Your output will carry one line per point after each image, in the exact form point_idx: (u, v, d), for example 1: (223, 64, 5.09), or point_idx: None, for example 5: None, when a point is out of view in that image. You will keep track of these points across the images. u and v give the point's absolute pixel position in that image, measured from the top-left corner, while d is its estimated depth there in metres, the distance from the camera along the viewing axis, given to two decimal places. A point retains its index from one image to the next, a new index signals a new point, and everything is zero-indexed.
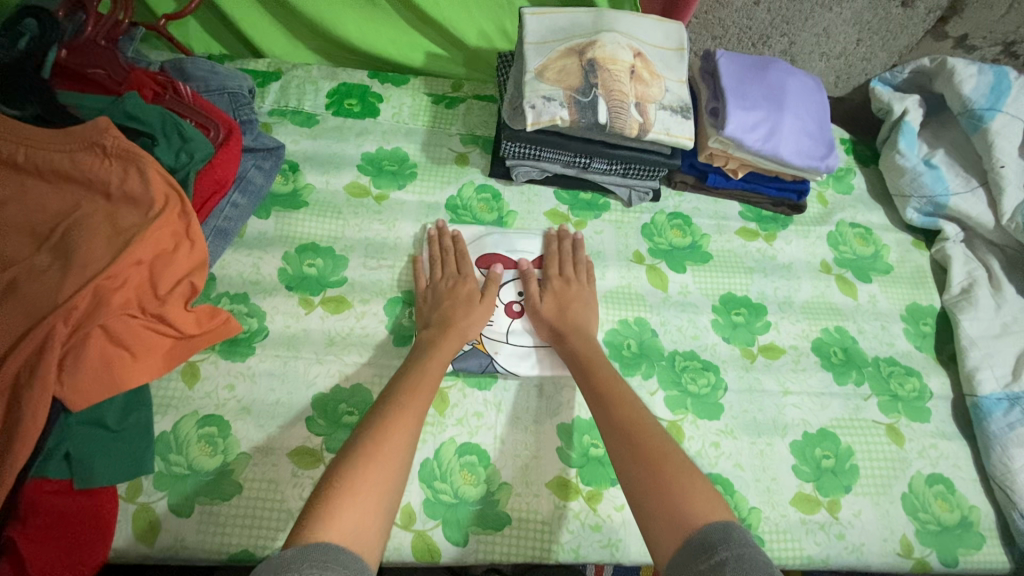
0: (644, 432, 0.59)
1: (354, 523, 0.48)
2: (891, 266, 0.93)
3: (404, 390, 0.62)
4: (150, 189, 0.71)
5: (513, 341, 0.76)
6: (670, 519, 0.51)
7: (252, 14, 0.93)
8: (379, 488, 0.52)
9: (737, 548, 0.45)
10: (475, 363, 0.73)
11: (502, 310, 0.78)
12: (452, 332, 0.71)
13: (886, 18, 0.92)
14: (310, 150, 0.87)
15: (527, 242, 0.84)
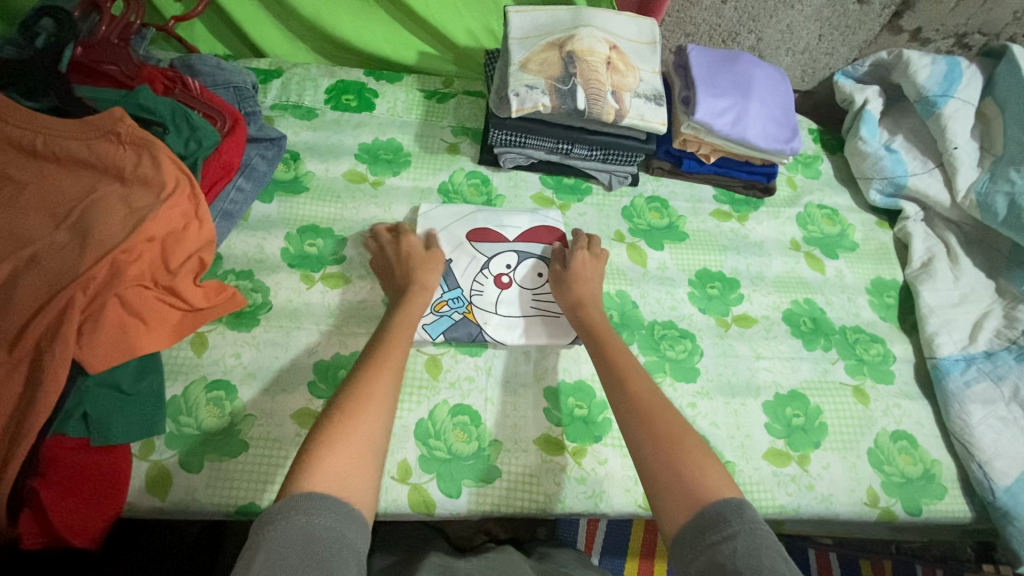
0: (661, 411, 0.60)
1: (342, 476, 0.51)
2: (857, 244, 0.99)
3: (380, 350, 0.65)
4: (161, 173, 0.76)
5: (502, 312, 0.81)
6: (685, 493, 0.53)
7: (255, 17, 1.00)
8: (366, 439, 0.55)
9: (749, 524, 0.48)
10: (464, 332, 0.78)
11: (492, 282, 0.83)
12: (422, 295, 0.74)
13: (843, 15, 0.99)
14: (310, 140, 0.93)
15: (514, 218, 0.88)
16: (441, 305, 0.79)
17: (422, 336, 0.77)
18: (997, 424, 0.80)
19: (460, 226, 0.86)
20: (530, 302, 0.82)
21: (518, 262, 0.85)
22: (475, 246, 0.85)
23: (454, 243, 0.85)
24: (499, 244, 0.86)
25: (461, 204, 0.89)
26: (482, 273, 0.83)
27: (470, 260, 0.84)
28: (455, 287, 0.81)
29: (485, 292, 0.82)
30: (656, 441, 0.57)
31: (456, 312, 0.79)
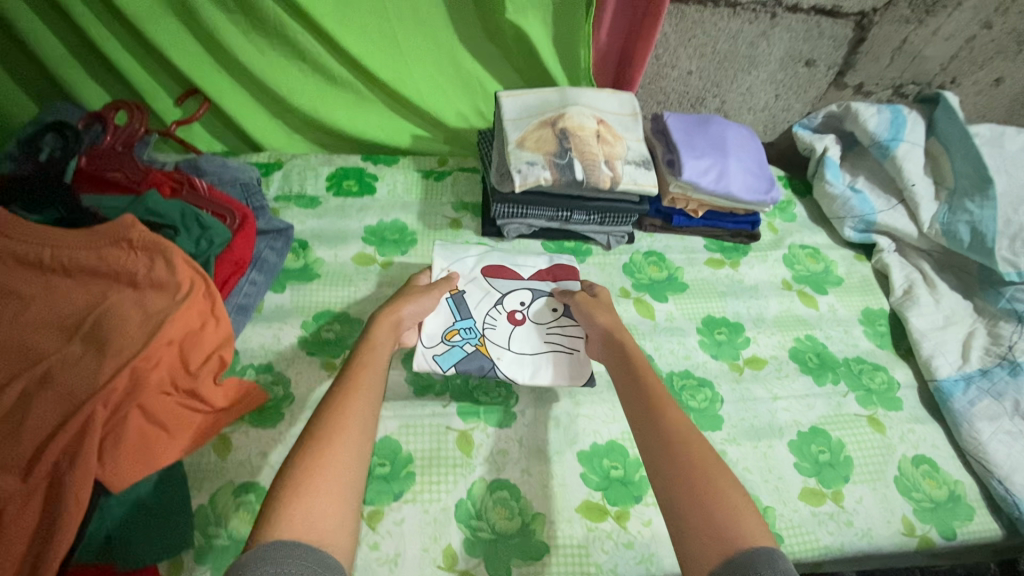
0: (697, 441, 0.59)
1: (313, 518, 0.49)
2: (842, 278, 1.05)
3: (346, 380, 0.62)
4: (176, 275, 0.76)
5: (514, 348, 0.82)
6: (718, 538, 0.50)
7: (251, 114, 1.03)
8: (338, 478, 0.52)
9: (782, 574, 0.45)
10: (476, 365, 0.79)
11: (505, 317, 0.85)
12: (385, 323, 0.73)
13: (795, 77, 1.10)
14: (316, 228, 0.95)
15: (529, 258, 0.92)
16: (452, 335, 0.81)
17: (432, 366, 0.78)
18: (1007, 438, 0.83)
19: (476, 261, 0.90)
20: (543, 338, 0.83)
21: (532, 300, 0.87)
22: (490, 282, 0.88)
23: (467, 276, 0.88)
24: (514, 282, 0.88)
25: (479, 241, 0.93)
26: (496, 308, 0.86)
27: (483, 294, 0.87)
28: (468, 318, 0.84)
29: (498, 327, 0.84)
30: (691, 478, 0.55)
31: (467, 343, 0.81)
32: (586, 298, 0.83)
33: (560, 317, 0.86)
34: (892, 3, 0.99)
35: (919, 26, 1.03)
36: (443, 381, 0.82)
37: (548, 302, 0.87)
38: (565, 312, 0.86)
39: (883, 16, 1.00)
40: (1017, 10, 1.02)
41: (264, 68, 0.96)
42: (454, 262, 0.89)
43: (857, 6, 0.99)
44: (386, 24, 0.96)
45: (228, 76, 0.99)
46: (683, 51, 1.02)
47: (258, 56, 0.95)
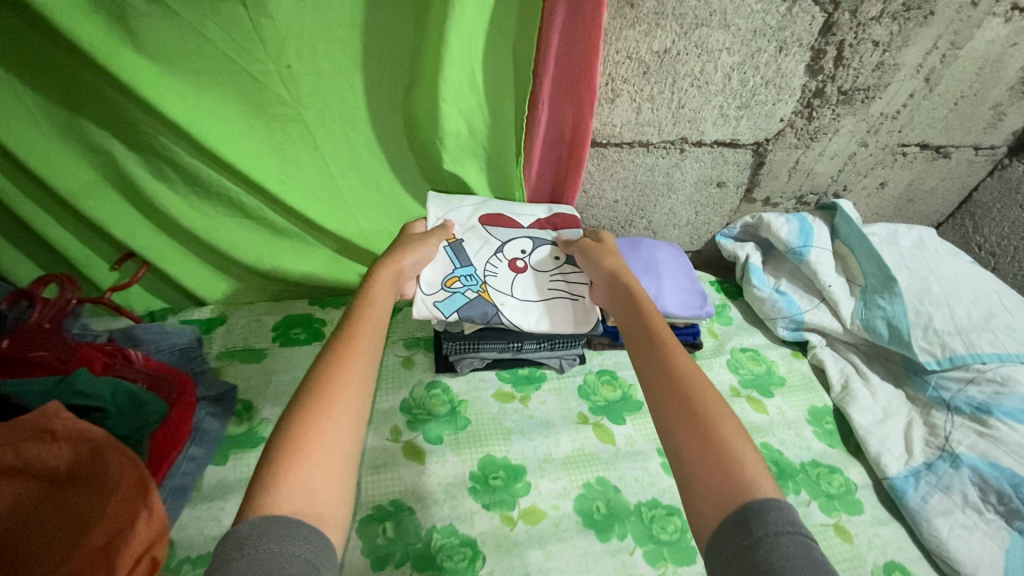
0: (697, 387, 0.64)
1: (315, 485, 0.54)
2: (784, 378, 1.11)
3: (345, 343, 0.67)
4: (106, 466, 0.72)
5: (516, 294, 0.94)
6: (721, 489, 0.55)
7: (191, 269, 1.01)
8: (336, 444, 0.57)
9: (772, 527, 0.49)
10: (478, 310, 0.89)
11: (505, 265, 0.96)
12: (382, 287, 0.78)
13: (709, 197, 1.21)
14: (262, 385, 0.92)
15: (526, 210, 1.03)
16: (453, 282, 0.91)
17: (438, 312, 0.87)
18: (965, 533, 0.85)
19: (475, 212, 0.99)
20: (547, 284, 0.95)
21: (531, 248, 0.98)
22: (487, 231, 0.98)
23: (469, 227, 0.97)
24: (510, 231, 0.99)
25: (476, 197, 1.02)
26: (497, 257, 0.97)
27: (483, 242, 0.97)
28: (469, 267, 0.94)
29: (497, 274, 0.94)
30: (692, 420, 0.61)
31: (470, 290, 0.91)
32: (592, 245, 0.93)
33: (560, 265, 0.98)
34: (780, 134, 1.12)
35: (807, 149, 1.16)
36: (404, 546, 0.76)
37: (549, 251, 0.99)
38: (566, 260, 0.98)
39: (775, 145, 1.14)
40: (886, 130, 1.16)
41: (207, 227, 0.96)
42: (450, 212, 0.97)
43: (752, 138, 1.12)
44: (330, 180, 0.98)
45: (166, 238, 0.97)
46: (608, 183, 1.12)
47: (200, 219, 0.95)
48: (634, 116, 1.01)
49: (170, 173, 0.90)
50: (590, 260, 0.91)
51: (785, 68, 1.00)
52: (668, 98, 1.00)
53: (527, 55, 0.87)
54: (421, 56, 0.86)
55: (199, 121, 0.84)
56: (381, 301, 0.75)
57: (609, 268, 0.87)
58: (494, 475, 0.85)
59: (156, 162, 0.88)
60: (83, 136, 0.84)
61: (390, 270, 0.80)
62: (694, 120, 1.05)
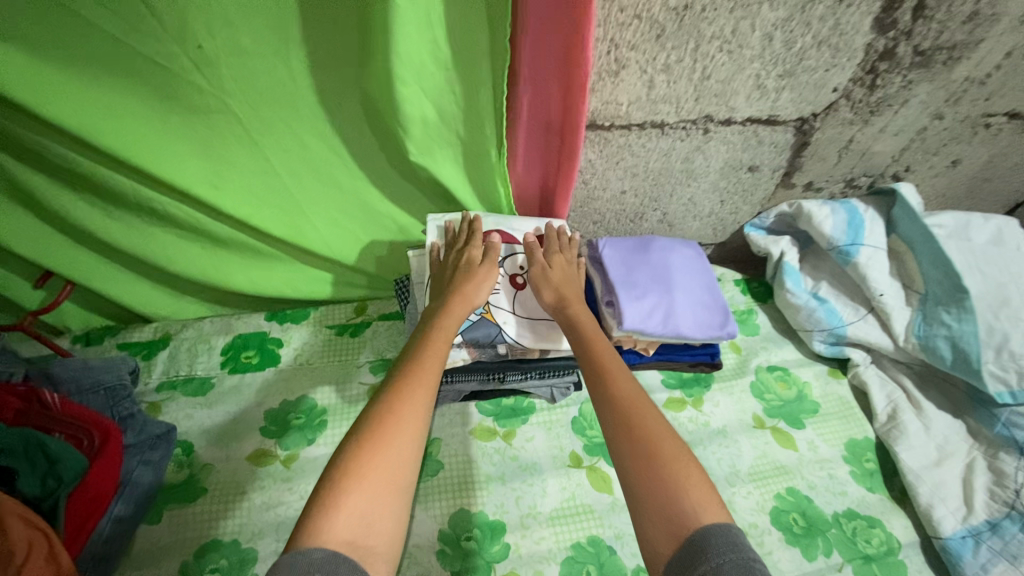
0: (643, 411, 0.62)
1: (372, 511, 0.52)
2: (818, 403, 0.94)
3: (416, 364, 0.65)
4: (7, 539, 0.59)
5: (518, 311, 0.81)
6: (667, 520, 0.53)
7: (125, 285, 0.89)
8: (398, 468, 0.55)
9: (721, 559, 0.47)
10: (484, 333, 0.78)
11: (506, 282, 0.83)
12: (458, 306, 0.74)
13: (738, 183, 1.01)
14: (206, 422, 0.81)
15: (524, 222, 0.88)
16: None
17: None
18: None
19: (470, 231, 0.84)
20: None
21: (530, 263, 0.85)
22: None
23: None
24: (510, 245, 0.85)
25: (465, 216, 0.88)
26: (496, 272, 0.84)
27: None
28: None
29: (504, 293, 0.81)
30: (639, 447, 0.59)
31: (474, 312, 0.78)
32: (541, 267, 0.80)
33: None
34: (833, 108, 0.90)
35: (864, 125, 0.94)
36: None
37: None
38: None
39: (824, 120, 0.92)
40: (969, 99, 0.92)
41: (134, 239, 0.83)
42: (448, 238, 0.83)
43: (795, 113, 0.90)
44: (273, 178, 0.82)
45: (92, 252, 0.84)
46: (613, 173, 0.93)
47: (124, 233, 0.82)
48: (644, 92, 0.81)
49: (76, 182, 0.76)
50: (538, 286, 0.79)
51: (844, 23, 0.78)
52: (688, 67, 0.79)
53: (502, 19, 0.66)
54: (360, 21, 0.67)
55: (99, 128, 0.70)
56: (454, 323, 0.72)
57: (553, 296, 0.78)
58: (466, 535, 0.74)
59: (59, 173, 0.75)
60: None
61: (461, 286, 0.76)
62: (721, 94, 0.84)
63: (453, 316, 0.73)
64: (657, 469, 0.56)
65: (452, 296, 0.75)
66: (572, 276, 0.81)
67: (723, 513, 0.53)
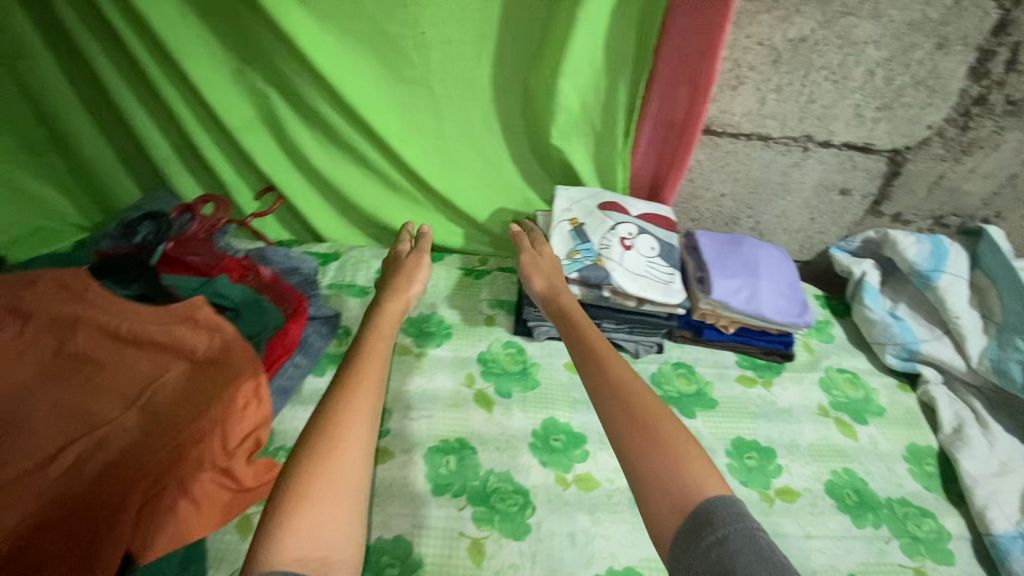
0: (648, 394, 0.62)
1: (325, 523, 0.54)
2: (884, 408, 1.01)
3: (354, 365, 0.65)
4: (232, 357, 0.86)
5: (624, 266, 0.92)
6: (673, 494, 0.54)
7: (315, 209, 1.14)
8: (348, 480, 0.56)
9: (728, 527, 0.49)
10: (594, 275, 0.90)
11: (617, 242, 0.95)
12: (394, 306, 0.80)
13: (829, 204, 1.13)
14: (361, 316, 1.03)
15: (638, 201, 1.03)
16: (573, 253, 0.93)
17: (559, 273, 0.90)
18: None
19: (591, 200, 1.01)
20: (646, 266, 0.94)
21: (638, 232, 0.97)
22: (605, 213, 0.98)
23: (586, 211, 0.99)
24: (624, 215, 0.98)
25: (588, 188, 1.05)
26: (610, 233, 0.95)
27: (599, 221, 0.97)
28: (586, 241, 0.95)
29: (615, 249, 0.94)
30: (637, 427, 0.59)
31: (587, 259, 0.92)
32: (530, 254, 0.92)
33: (654, 257, 0.96)
34: (925, 143, 1.02)
35: (955, 163, 1.04)
36: (463, 481, 0.82)
37: (648, 239, 0.97)
38: (660, 254, 0.96)
39: (916, 154, 1.03)
40: None
41: (333, 171, 1.08)
42: (572, 203, 1.00)
43: (889, 144, 1.02)
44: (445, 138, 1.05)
45: (302, 177, 1.10)
46: (717, 175, 1.08)
47: (329, 166, 1.08)
48: (756, 106, 0.97)
49: (311, 120, 1.02)
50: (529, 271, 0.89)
51: (941, 68, 0.91)
52: (797, 91, 0.95)
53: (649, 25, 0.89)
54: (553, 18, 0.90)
55: (343, 77, 0.95)
56: (390, 325, 0.75)
57: (540, 290, 0.86)
58: (554, 436, 0.89)
59: (302, 110, 1.01)
60: (249, 82, 0.97)
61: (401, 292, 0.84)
62: (823, 117, 0.98)
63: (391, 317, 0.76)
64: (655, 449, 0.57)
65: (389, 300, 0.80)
66: (556, 271, 0.88)
67: (725, 483, 0.54)
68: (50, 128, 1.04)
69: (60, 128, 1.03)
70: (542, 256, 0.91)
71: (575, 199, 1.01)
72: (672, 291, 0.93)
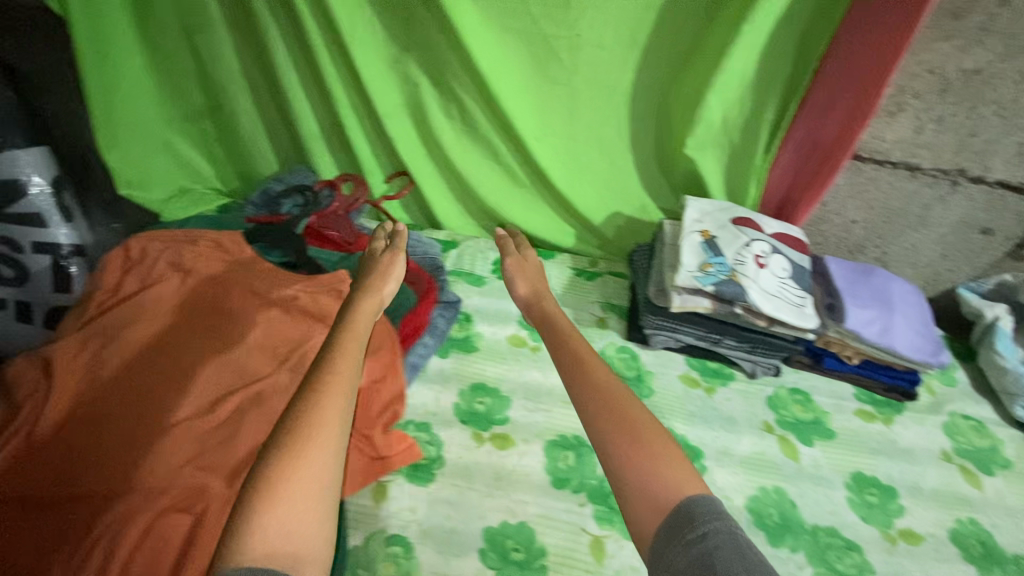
0: (623, 393, 0.58)
1: (296, 519, 0.47)
2: (1012, 461, 0.97)
3: (334, 357, 0.59)
4: (374, 334, 0.92)
5: (760, 284, 0.91)
6: (658, 495, 0.50)
7: (439, 196, 1.17)
8: (318, 477, 0.50)
9: (703, 521, 0.46)
10: (731, 290, 0.88)
11: (752, 259, 0.93)
12: (372, 297, 0.73)
13: (967, 242, 1.08)
14: (479, 304, 1.07)
15: (768, 220, 1.02)
16: (707, 266, 0.91)
17: (694, 284, 0.89)
18: None
19: (722, 214, 1.00)
20: (780, 286, 0.93)
21: (771, 251, 0.96)
22: (738, 229, 0.97)
23: (718, 225, 0.98)
24: (757, 233, 0.97)
25: (717, 201, 1.04)
26: (744, 250, 0.94)
27: (732, 236, 0.96)
28: (720, 255, 0.93)
29: (750, 266, 0.93)
30: (621, 429, 0.55)
31: (722, 273, 0.90)
32: (514, 262, 0.88)
33: (786, 278, 0.94)
34: None
35: None
36: (582, 478, 0.84)
37: (781, 260, 0.96)
38: (792, 276, 0.95)
39: None
40: None
41: (464, 161, 1.11)
42: (703, 215, 0.99)
43: None
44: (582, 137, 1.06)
45: (432, 164, 1.14)
46: (852, 201, 1.05)
47: (461, 156, 1.11)
48: (911, 135, 0.94)
49: (453, 111, 1.05)
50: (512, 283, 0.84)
51: None
52: (960, 123, 0.92)
53: (815, 37, 0.90)
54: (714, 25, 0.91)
55: (495, 73, 0.97)
56: (364, 316, 0.69)
57: (523, 297, 0.82)
58: None
59: (447, 101, 1.05)
60: (403, 69, 1.01)
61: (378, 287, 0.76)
62: (982, 151, 0.94)
63: (367, 309, 0.70)
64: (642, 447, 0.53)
65: (371, 293, 0.74)
66: (540, 279, 0.86)
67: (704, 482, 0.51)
68: (210, 99, 1.11)
69: (221, 100, 1.10)
70: (521, 265, 0.87)
71: (705, 211, 1.00)
72: (804, 313, 0.91)
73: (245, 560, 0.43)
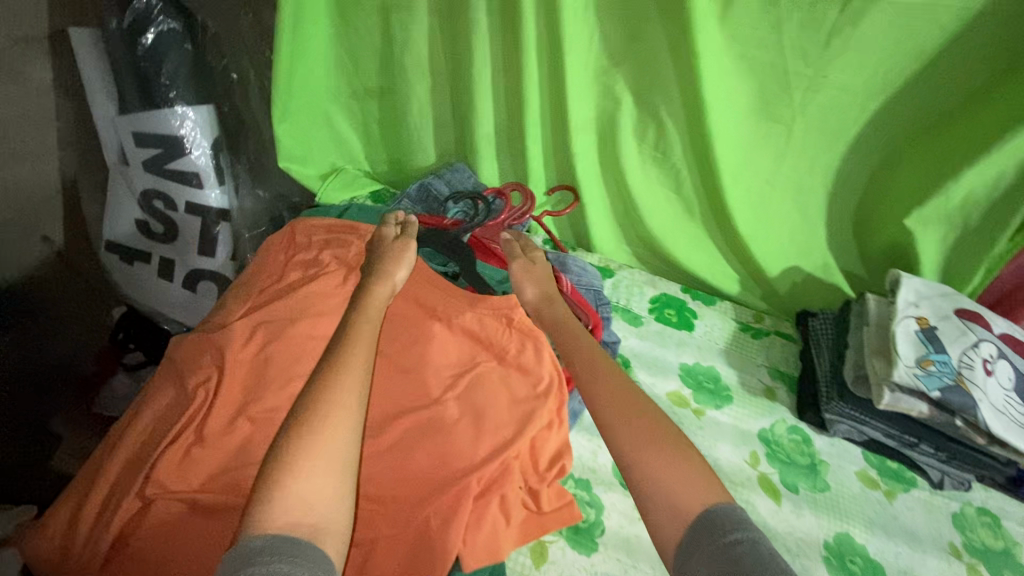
0: (629, 403, 0.65)
1: (319, 487, 0.53)
2: None
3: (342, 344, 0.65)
4: (542, 368, 0.81)
5: (988, 396, 0.78)
6: (671, 508, 0.56)
7: (602, 219, 1.08)
8: (338, 453, 0.55)
9: (733, 525, 0.52)
10: (960, 399, 0.77)
11: (980, 363, 0.81)
12: (381, 287, 0.75)
13: None
14: (637, 348, 1.00)
15: (994, 316, 0.88)
16: (928, 363, 0.80)
17: (919, 385, 0.78)
18: None
19: (943, 300, 0.87)
20: (1009, 401, 0.80)
21: (999, 356, 0.82)
22: (964, 323, 0.84)
23: (940, 314, 0.85)
24: (987, 332, 0.84)
25: (936, 283, 0.90)
26: (971, 350, 0.82)
27: (956, 332, 0.83)
28: (942, 352, 0.81)
29: (978, 371, 0.80)
30: (634, 435, 0.61)
31: (946, 375, 0.79)
32: (522, 266, 0.87)
33: (1015, 392, 0.81)
34: None
35: None
36: None
37: (1010, 368, 0.82)
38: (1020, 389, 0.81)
39: None
40: None
41: (643, 187, 1.01)
42: (921, 298, 0.87)
43: None
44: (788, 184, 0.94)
45: (603, 185, 1.05)
46: None
47: (641, 182, 1.00)
48: None
49: (648, 134, 0.96)
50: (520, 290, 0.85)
51: None
52: None
53: None
54: (1006, 84, 0.76)
55: (718, 102, 0.86)
56: (379, 306, 0.72)
57: (531, 304, 0.84)
58: (851, 557, 0.80)
59: (644, 123, 0.95)
60: (607, 83, 0.92)
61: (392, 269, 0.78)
62: None
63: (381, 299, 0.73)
64: (648, 449, 0.60)
65: (385, 285, 0.75)
66: (549, 277, 0.86)
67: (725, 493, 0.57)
68: (384, 80, 1.05)
69: (397, 84, 1.03)
70: (524, 270, 0.86)
71: (922, 293, 0.87)
72: None
73: (270, 526, 0.49)
